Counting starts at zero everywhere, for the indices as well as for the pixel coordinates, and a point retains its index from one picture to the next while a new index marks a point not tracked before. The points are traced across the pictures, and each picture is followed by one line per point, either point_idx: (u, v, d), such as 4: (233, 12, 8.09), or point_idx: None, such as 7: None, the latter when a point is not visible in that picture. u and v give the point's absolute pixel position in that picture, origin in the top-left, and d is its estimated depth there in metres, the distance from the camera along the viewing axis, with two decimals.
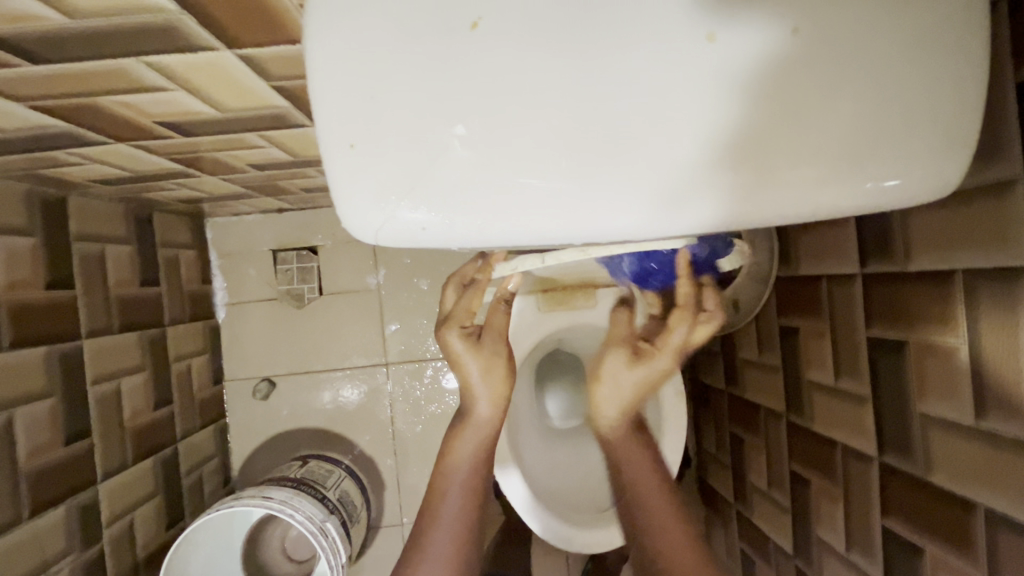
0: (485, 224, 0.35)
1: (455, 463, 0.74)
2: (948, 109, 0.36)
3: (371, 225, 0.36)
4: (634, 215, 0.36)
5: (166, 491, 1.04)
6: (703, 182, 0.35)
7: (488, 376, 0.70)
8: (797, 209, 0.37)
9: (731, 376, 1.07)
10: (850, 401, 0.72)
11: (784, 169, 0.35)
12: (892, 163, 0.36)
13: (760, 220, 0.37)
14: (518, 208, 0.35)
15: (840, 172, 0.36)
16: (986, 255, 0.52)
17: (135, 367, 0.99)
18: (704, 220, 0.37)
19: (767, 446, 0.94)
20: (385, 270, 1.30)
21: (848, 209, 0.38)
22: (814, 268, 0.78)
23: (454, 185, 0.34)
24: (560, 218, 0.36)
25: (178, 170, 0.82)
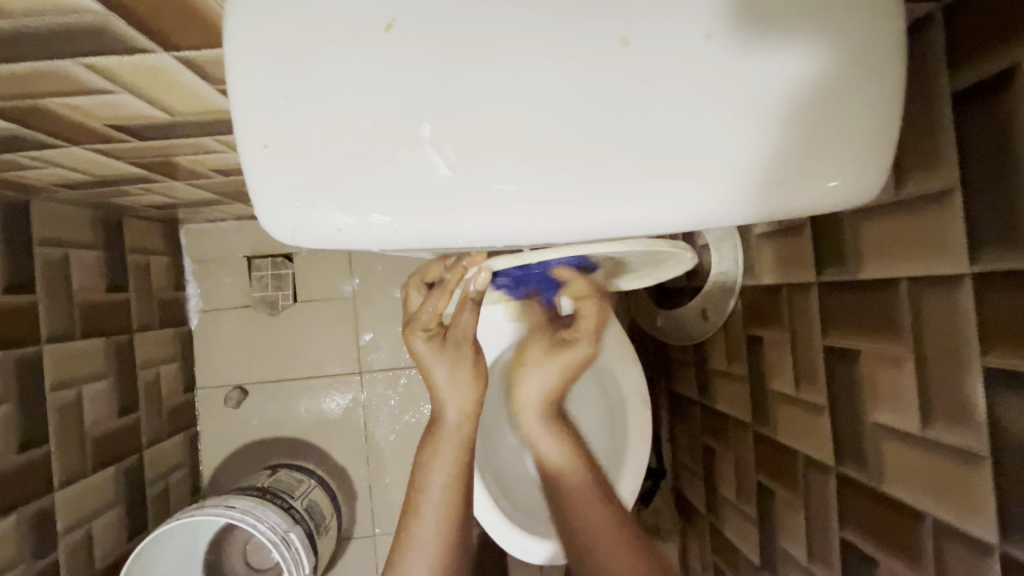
0: (400, 225, 0.36)
1: (429, 478, 0.73)
2: (868, 116, 0.36)
3: (292, 226, 0.36)
4: (569, 219, 0.36)
5: (129, 500, 1.02)
6: (634, 186, 0.36)
7: (455, 379, 0.70)
8: (735, 213, 0.37)
9: (702, 386, 1.06)
10: (809, 411, 0.72)
11: (718, 173, 0.36)
12: (809, 168, 0.36)
13: (679, 223, 0.37)
14: (433, 209, 0.35)
15: (774, 176, 0.36)
16: (928, 263, 0.52)
17: (98, 373, 0.98)
18: (640, 224, 0.37)
19: (735, 457, 0.94)
20: (361, 277, 1.29)
21: (788, 212, 0.38)
22: (775, 277, 0.78)
23: (368, 186, 0.35)
24: (476, 220, 0.36)
25: (142, 175, 0.82)
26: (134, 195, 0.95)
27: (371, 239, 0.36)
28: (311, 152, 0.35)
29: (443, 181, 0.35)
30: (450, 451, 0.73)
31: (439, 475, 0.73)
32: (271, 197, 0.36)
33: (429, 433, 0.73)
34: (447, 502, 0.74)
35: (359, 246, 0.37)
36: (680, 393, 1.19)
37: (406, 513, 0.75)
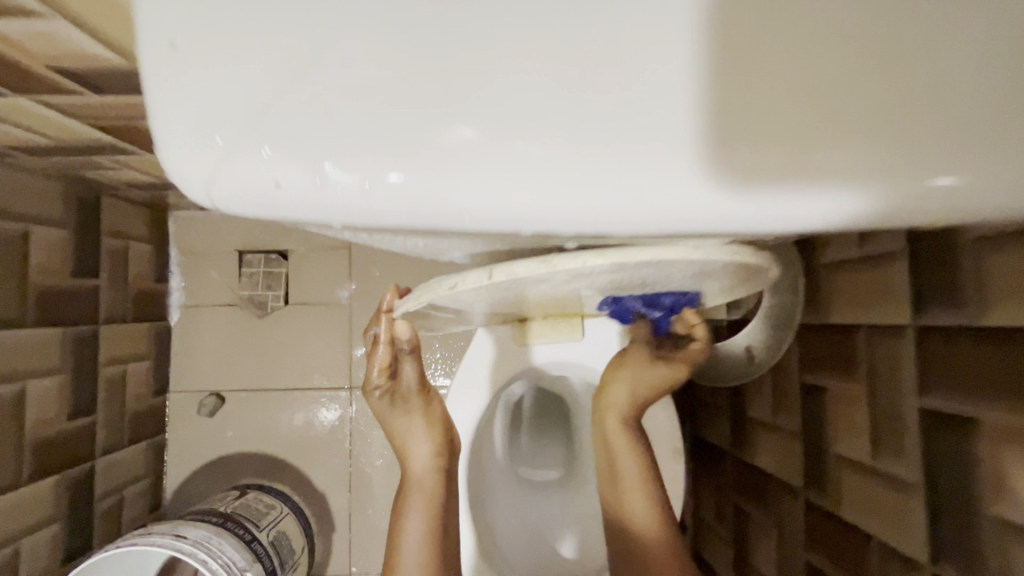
0: (324, 193, 0.32)
1: (405, 543, 0.63)
2: (883, 113, 0.32)
3: (201, 168, 0.31)
4: (520, 205, 0.33)
5: (70, 516, 0.89)
6: (609, 162, 0.32)
7: (422, 426, 0.66)
8: (730, 208, 0.33)
9: (739, 437, 0.91)
10: (891, 488, 0.57)
11: (715, 156, 0.32)
12: (797, 164, 0.32)
13: (638, 215, 0.33)
14: (360, 179, 0.32)
15: (781, 167, 0.32)
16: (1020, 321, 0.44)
17: (49, 368, 0.86)
18: (614, 209, 0.33)
19: (779, 527, 0.78)
20: (360, 283, 1.18)
21: (801, 218, 0.33)
22: (850, 317, 0.64)
23: (291, 144, 0.31)
24: (409, 197, 0.32)
25: (113, 145, 0.71)
26: (111, 170, 0.84)
27: (309, 203, 0.32)
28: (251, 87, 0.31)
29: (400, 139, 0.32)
30: (424, 509, 0.65)
31: (416, 538, 0.63)
32: (181, 124, 0.31)
33: (400, 496, 0.66)
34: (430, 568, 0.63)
35: (278, 214, 0.33)
36: (709, 442, 1.03)
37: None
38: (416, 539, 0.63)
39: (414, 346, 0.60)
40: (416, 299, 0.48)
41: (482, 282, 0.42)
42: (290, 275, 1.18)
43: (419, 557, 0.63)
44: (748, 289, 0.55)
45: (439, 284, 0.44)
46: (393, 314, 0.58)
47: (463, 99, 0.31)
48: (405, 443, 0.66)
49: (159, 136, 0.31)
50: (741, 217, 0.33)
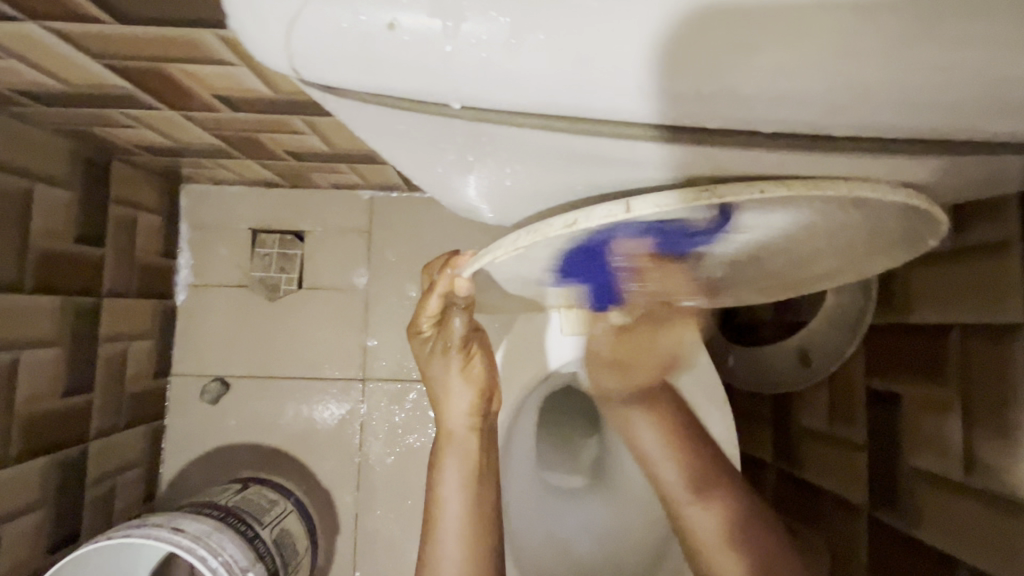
0: (384, 61, 0.29)
1: (446, 499, 0.60)
2: None
3: (296, 23, 0.28)
4: (603, 80, 0.28)
5: (58, 502, 0.82)
6: (768, 26, 0.26)
7: (465, 380, 0.60)
8: (900, 94, 0.28)
9: (785, 449, 0.85)
10: (996, 512, 0.51)
11: (897, 25, 0.26)
12: (939, 37, 0.26)
13: (740, 101, 0.28)
14: (414, 42, 0.27)
15: (979, 41, 0.26)
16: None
17: (43, 340, 0.79)
18: (761, 91, 0.28)
19: (834, 548, 0.72)
20: (378, 269, 1.11)
21: (968, 109, 0.29)
22: (940, 316, 0.57)
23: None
24: (475, 67, 0.28)
25: (130, 96, 0.65)
26: (124, 130, 0.78)
27: (407, 64, 0.29)
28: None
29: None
30: (462, 466, 0.60)
31: (457, 498, 0.60)
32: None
33: (435, 449, 0.62)
34: (470, 528, 0.60)
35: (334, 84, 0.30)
36: (746, 452, 0.97)
37: (423, 542, 0.60)
38: (454, 496, 0.59)
39: (469, 303, 0.57)
40: (513, 244, 0.41)
41: (617, 217, 0.36)
42: (305, 258, 1.11)
43: (459, 513, 0.60)
44: (857, 265, 0.50)
45: (555, 223, 0.38)
46: (455, 265, 0.53)
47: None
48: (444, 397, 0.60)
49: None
50: (904, 106, 0.28)
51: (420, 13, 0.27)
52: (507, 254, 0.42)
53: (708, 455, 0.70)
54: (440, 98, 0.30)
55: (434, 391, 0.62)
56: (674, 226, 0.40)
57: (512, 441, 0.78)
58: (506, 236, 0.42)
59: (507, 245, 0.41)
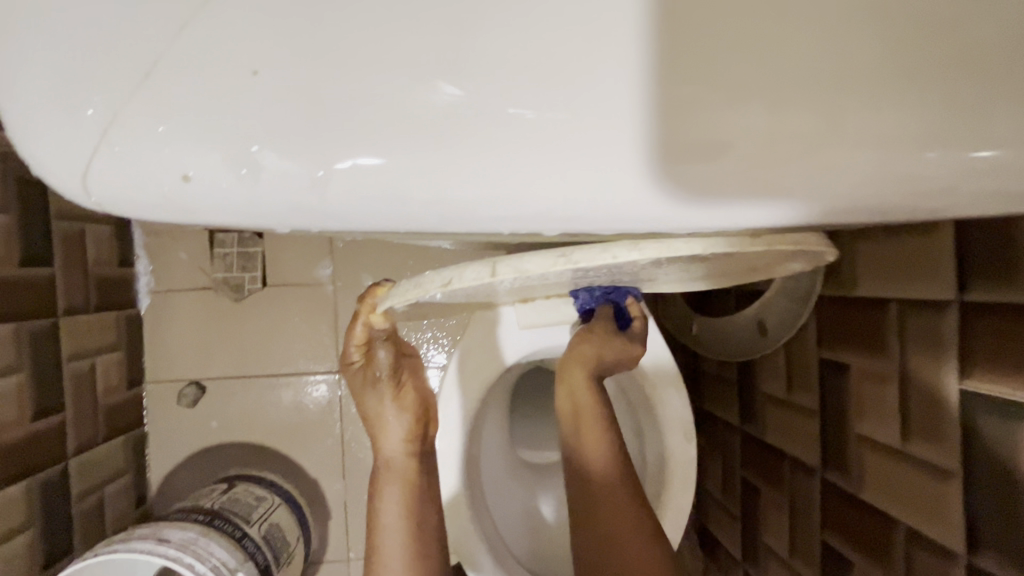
0: (208, 210, 0.32)
1: (386, 526, 0.62)
2: (821, 110, 0.30)
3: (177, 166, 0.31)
4: (403, 211, 0.32)
5: (45, 521, 0.84)
6: (678, 122, 0.30)
7: (400, 411, 0.63)
8: (681, 194, 0.31)
9: (748, 412, 0.88)
10: (929, 476, 0.53)
11: (787, 122, 0.30)
12: (702, 167, 0.30)
13: (526, 220, 0.33)
14: (229, 201, 0.32)
15: (858, 138, 0.30)
16: (945, 297, 0.50)
17: (5, 368, 0.78)
18: (684, 184, 0.31)
19: (791, 505, 0.76)
20: (342, 260, 1.10)
21: (870, 196, 0.32)
22: (880, 290, 0.58)
23: (152, 168, 0.31)
24: (287, 212, 0.32)
25: None
26: None
27: (212, 203, 0.32)
28: (200, 86, 0.30)
29: (451, 104, 0.30)
30: (401, 492, 0.63)
31: (396, 526, 0.62)
32: (69, 122, 0.30)
33: (375, 478, 0.64)
34: (410, 553, 0.62)
35: (172, 217, 0.34)
36: (714, 414, 1.00)
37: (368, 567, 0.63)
38: (395, 522, 0.62)
39: (390, 333, 0.59)
40: (404, 295, 0.43)
41: (484, 280, 0.40)
42: (267, 254, 1.09)
43: (399, 538, 0.62)
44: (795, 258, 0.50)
45: (433, 278, 0.41)
46: (375, 296, 0.54)
47: (515, 67, 0.30)
48: (380, 426, 0.63)
49: (76, 149, 0.30)
50: (810, 192, 0.31)
51: (224, 170, 0.31)
52: (403, 301, 0.44)
53: (667, 430, 0.73)
54: (273, 225, 0.34)
55: (370, 422, 0.64)
56: (565, 272, 0.40)
57: (480, 433, 0.79)
58: (400, 285, 0.45)
59: (400, 294, 0.44)
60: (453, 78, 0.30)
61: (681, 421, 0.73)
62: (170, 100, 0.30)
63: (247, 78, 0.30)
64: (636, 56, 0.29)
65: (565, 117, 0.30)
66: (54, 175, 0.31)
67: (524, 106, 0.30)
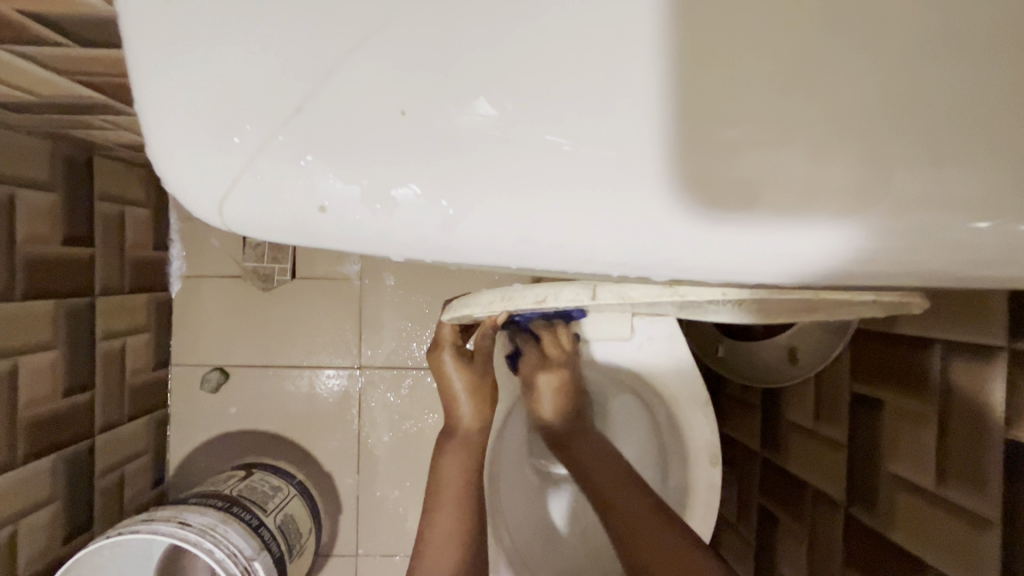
0: (302, 234, 0.29)
1: (444, 481, 0.64)
2: (883, 161, 0.26)
3: (200, 184, 0.28)
4: (501, 241, 0.28)
5: (69, 496, 0.85)
6: (727, 165, 0.27)
7: (473, 391, 0.66)
8: (740, 245, 0.27)
9: (770, 439, 0.87)
10: (964, 523, 0.52)
11: (839, 174, 0.26)
12: (751, 217, 0.27)
13: (654, 263, 0.28)
14: (312, 218, 0.28)
15: (925, 195, 0.26)
16: (992, 342, 0.50)
17: (42, 343, 0.80)
18: (719, 235, 0.27)
19: (811, 537, 0.75)
20: (370, 257, 1.11)
21: (938, 267, 0.27)
22: (925, 330, 0.57)
23: (245, 185, 0.28)
24: (362, 234, 0.29)
25: (105, 105, 0.62)
26: (104, 131, 0.77)
27: (343, 236, 0.29)
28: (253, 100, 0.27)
29: (484, 126, 0.27)
30: (463, 454, 0.66)
31: (455, 481, 0.64)
32: (179, 137, 0.28)
33: (440, 441, 0.67)
34: (461, 509, 0.64)
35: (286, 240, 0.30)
36: (735, 438, 0.99)
37: (423, 521, 0.63)
38: (454, 480, 0.64)
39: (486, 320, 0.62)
40: (486, 305, 0.44)
41: (583, 300, 0.38)
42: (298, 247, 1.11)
43: (455, 494, 0.64)
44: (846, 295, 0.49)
45: (525, 294, 0.41)
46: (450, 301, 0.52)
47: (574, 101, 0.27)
48: (455, 398, 0.66)
49: (189, 166, 0.28)
50: (867, 255, 0.27)
51: (318, 177, 0.28)
52: (483, 311, 0.45)
53: (691, 453, 0.73)
54: (365, 251, 0.30)
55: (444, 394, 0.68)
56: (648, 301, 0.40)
57: (502, 443, 0.80)
58: (479, 295, 0.45)
59: (480, 305, 0.44)
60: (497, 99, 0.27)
61: (707, 444, 0.72)
62: (244, 112, 0.27)
63: (282, 103, 0.27)
64: (702, 94, 0.27)
65: (606, 152, 0.27)
66: (181, 198, 0.29)
67: (562, 136, 0.27)
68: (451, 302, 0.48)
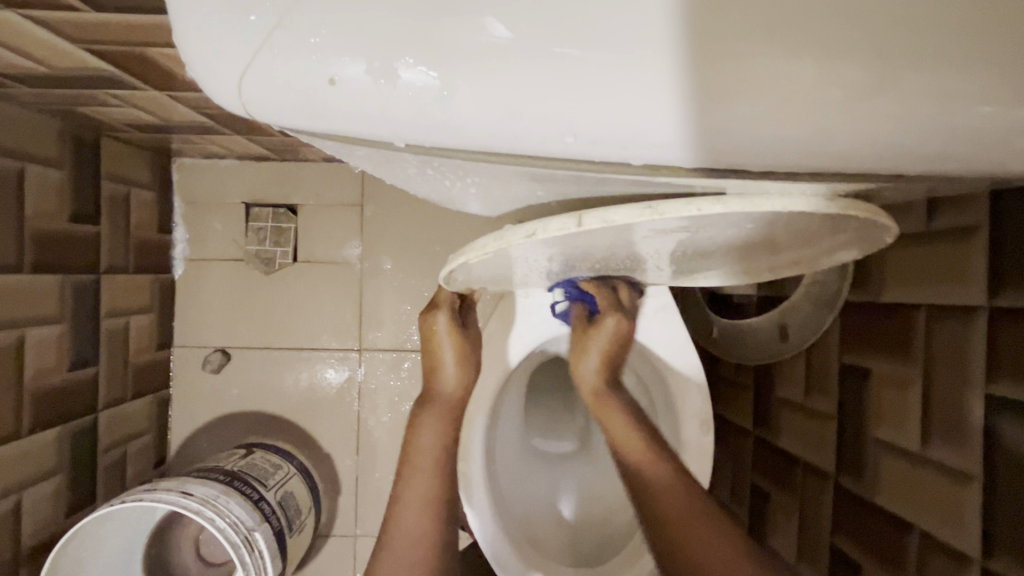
0: (334, 122, 0.32)
1: (419, 445, 0.63)
2: (876, 66, 0.28)
3: (234, 75, 0.30)
4: (512, 132, 0.31)
5: (73, 468, 0.87)
6: (735, 69, 0.28)
7: (461, 358, 0.67)
8: (740, 138, 0.30)
9: (763, 416, 0.88)
10: (946, 479, 0.54)
11: (852, 75, 0.28)
12: (754, 111, 0.29)
13: (657, 151, 0.31)
14: (343, 108, 0.31)
15: (908, 92, 0.29)
16: (967, 303, 0.52)
17: (47, 317, 0.82)
18: (737, 134, 0.30)
19: (802, 509, 0.76)
20: (370, 242, 1.13)
21: (930, 146, 0.31)
22: (908, 296, 0.59)
23: (276, 81, 0.30)
24: (388, 123, 0.31)
25: (114, 78, 0.64)
26: (112, 109, 0.78)
27: (353, 114, 0.31)
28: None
29: (496, 46, 0.28)
30: (440, 422, 0.65)
31: (431, 443, 0.64)
32: (218, 36, 0.30)
33: (417, 410, 0.66)
34: (437, 472, 0.62)
35: (321, 126, 0.33)
36: (729, 418, 1.00)
37: (394, 487, 0.62)
38: (430, 444, 0.63)
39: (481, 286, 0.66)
40: (480, 251, 0.44)
41: (569, 230, 0.38)
42: (299, 231, 1.13)
43: (431, 456, 0.63)
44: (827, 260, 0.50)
45: (515, 231, 0.41)
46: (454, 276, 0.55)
47: (586, 7, 0.28)
48: (439, 364, 0.67)
49: (226, 66, 0.30)
50: (867, 144, 0.31)
51: (343, 68, 0.29)
52: (479, 256, 0.45)
53: (683, 423, 0.74)
54: (384, 137, 0.33)
55: (428, 358, 0.68)
56: (639, 234, 0.41)
57: (497, 415, 0.80)
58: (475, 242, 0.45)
59: (476, 250, 0.44)
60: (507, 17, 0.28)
61: (698, 414, 0.74)
62: (270, 8, 0.29)
63: None
64: (710, 2, 0.28)
65: (617, 60, 0.28)
66: (222, 92, 0.32)
67: (570, 45, 0.28)
68: (442, 261, 0.48)
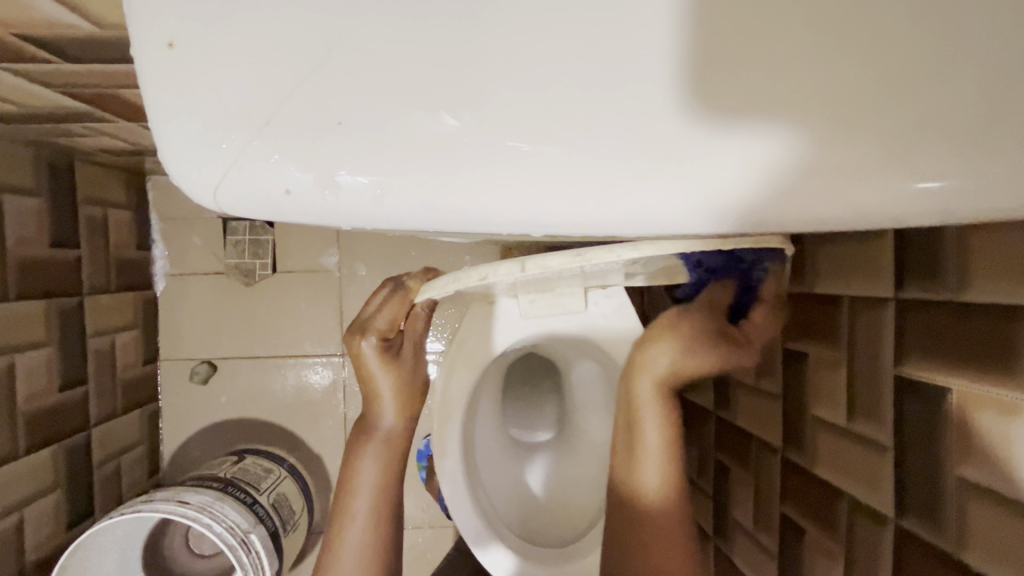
0: (300, 216, 0.33)
1: (360, 474, 0.64)
2: (801, 150, 0.30)
3: (204, 178, 0.32)
4: (470, 215, 0.33)
5: (70, 483, 0.91)
6: (670, 158, 0.31)
7: (398, 390, 0.63)
8: (683, 219, 0.32)
9: (722, 398, 0.96)
10: (868, 451, 0.61)
11: (774, 164, 0.31)
12: (692, 195, 0.32)
13: (608, 229, 0.33)
14: (308, 204, 0.32)
15: (836, 172, 0.30)
16: (877, 293, 0.58)
17: (35, 342, 0.84)
18: (679, 213, 0.32)
19: (757, 482, 0.83)
20: (347, 250, 1.16)
21: (864, 221, 0.32)
22: (835, 288, 0.65)
23: (246, 183, 0.32)
24: (352, 214, 0.33)
25: (87, 113, 0.67)
26: (84, 137, 0.81)
27: (317, 210, 0.33)
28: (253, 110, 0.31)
29: (451, 134, 0.31)
30: (381, 452, 0.64)
31: (371, 474, 0.64)
32: (190, 145, 0.31)
33: (357, 439, 0.65)
34: (378, 501, 0.64)
35: (286, 220, 0.34)
36: (695, 401, 1.07)
37: (336, 507, 0.65)
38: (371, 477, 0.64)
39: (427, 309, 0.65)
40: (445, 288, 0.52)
41: (514, 274, 0.46)
42: (277, 242, 1.15)
43: (373, 483, 0.64)
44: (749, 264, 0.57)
45: (469, 274, 0.48)
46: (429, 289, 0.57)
47: (533, 103, 0.31)
48: (376, 394, 0.63)
49: (199, 170, 0.32)
50: (800, 222, 0.32)
51: (306, 173, 0.32)
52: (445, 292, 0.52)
53: None
54: (347, 225, 0.34)
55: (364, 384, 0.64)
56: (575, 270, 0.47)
57: (475, 412, 0.86)
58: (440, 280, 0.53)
59: (441, 287, 0.52)
60: (454, 109, 0.31)
61: None
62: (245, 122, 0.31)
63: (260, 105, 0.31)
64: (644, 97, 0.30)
65: (558, 148, 0.31)
66: (191, 190, 0.33)
67: (520, 139, 0.31)
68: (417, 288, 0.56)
